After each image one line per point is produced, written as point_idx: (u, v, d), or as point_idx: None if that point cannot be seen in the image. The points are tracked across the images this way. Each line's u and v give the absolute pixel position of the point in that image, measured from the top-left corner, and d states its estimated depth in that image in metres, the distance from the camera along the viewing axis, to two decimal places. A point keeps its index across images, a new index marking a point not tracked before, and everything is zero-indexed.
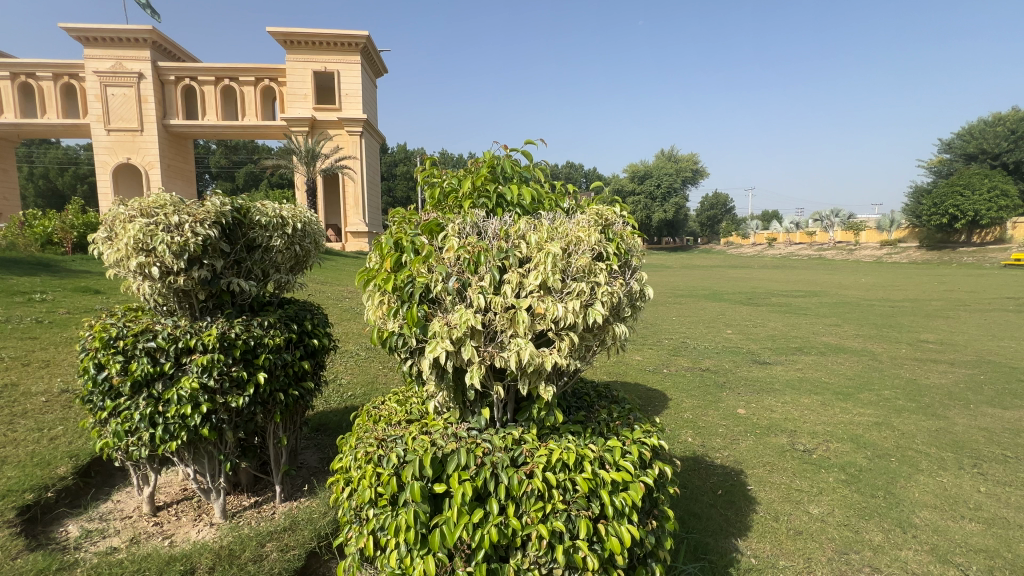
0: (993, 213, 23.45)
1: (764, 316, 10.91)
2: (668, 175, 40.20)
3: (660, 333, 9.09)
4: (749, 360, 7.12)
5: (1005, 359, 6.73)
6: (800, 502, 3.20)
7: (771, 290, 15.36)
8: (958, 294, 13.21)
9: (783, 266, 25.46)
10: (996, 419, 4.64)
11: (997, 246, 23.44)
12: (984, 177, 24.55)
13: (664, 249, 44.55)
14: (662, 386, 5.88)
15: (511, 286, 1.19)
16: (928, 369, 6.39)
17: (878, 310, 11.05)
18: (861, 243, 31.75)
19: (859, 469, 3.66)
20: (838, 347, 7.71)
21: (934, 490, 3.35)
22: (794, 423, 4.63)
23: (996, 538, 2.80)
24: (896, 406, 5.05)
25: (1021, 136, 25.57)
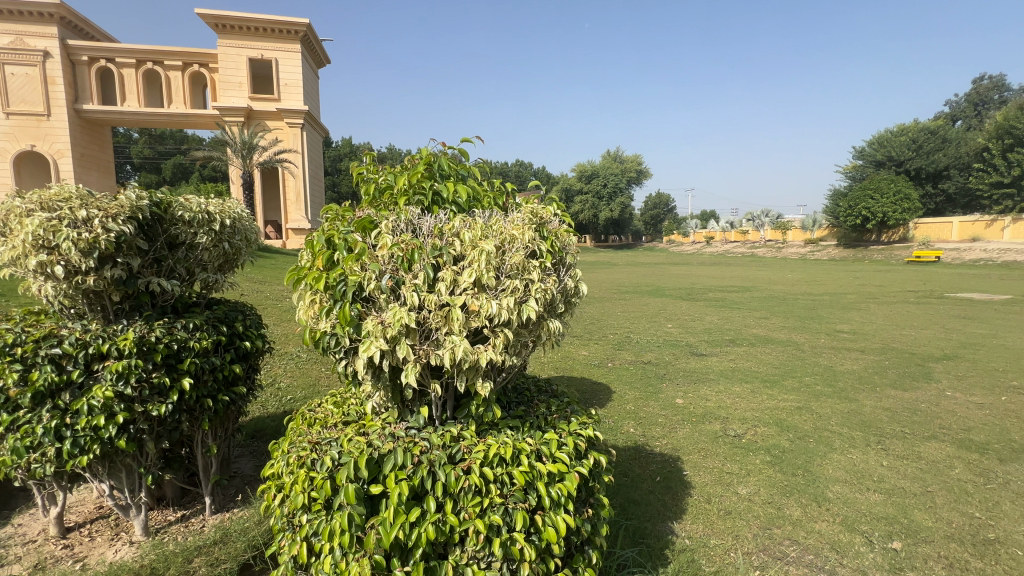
0: (897, 215, 26.01)
1: (702, 310, 11.55)
2: (614, 175, 41.49)
3: (606, 329, 9.39)
4: (687, 352, 7.52)
5: (907, 346, 7.51)
6: (730, 484, 3.43)
7: (708, 286, 16.26)
8: (869, 288, 14.57)
9: (719, 263, 27.02)
10: (897, 400, 5.17)
11: (901, 245, 26.02)
12: (891, 182, 27.16)
13: (611, 246, 45.94)
14: (606, 379, 6.09)
15: (446, 284, 1.19)
16: (842, 357, 7.02)
17: (801, 303, 11.99)
18: (788, 241, 34.20)
19: (782, 450, 3.97)
20: (767, 338, 8.30)
21: (845, 466, 3.69)
22: (726, 411, 4.95)
23: (895, 506, 3.11)
24: (814, 391, 5.52)
25: (921, 146, 28.46)
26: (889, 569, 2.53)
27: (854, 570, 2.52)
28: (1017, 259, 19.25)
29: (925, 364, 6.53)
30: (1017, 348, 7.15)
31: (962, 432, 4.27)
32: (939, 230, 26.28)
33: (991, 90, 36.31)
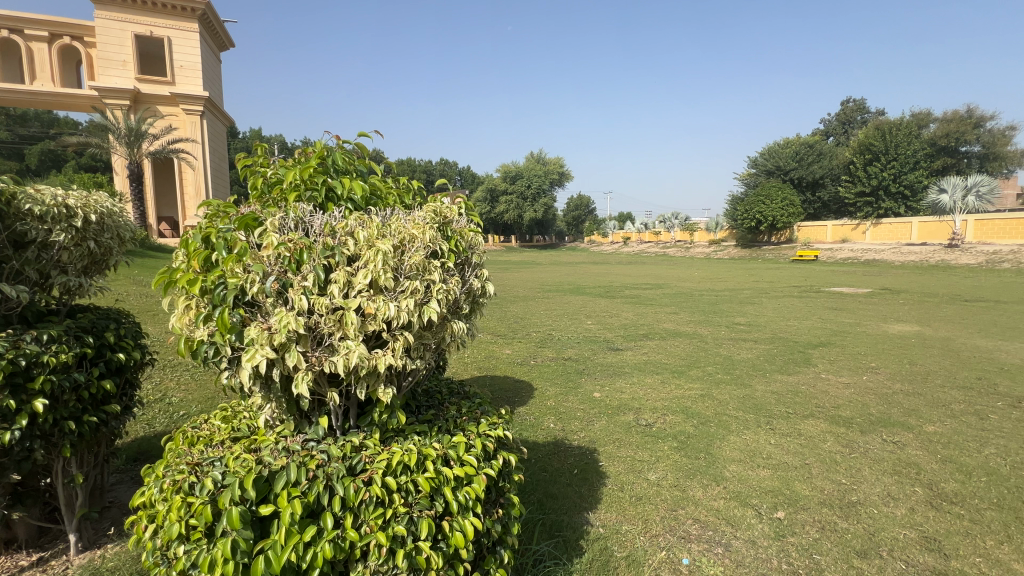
0: (784, 219, 29.25)
1: (619, 306, 12.18)
2: (537, 177, 42.46)
3: (530, 327, 9.57)
4: (605, 347, 7.88)
5: (792, 335, 8.45)
6: (641, 471, 3.63)
7: (626, 283, 17.19)
8: (762, 284, 16.21)
9: (635, 262, 28.68)
10: (783, 383, 5.80)
11: (787, 245, 29.30)
12: (779, 189, 30.47)
13: (536, 246, 47.02)
14: (529, 377, 6.19)
15: (339, 286, 1.12)
16: (739, 347, 7.73)
17: (705, 298, 13.07)
18: (695, 242, 37.14)
19: (687, 436, 4.27)
20: (675, 332, 8.94)
21: (740, 446, 4.06)
22: (639, 401, 5.24)
23: (780, 479, 3.48)
24: (716, 378, 6.03)
25: (802, 158, 32.24)
26: (775, 536, 2.80)
27: (746, 541, 2.77)
28: (876, 257, 22.42)
29: (806, 350, 7.37)
30: (876, 334, 8.32)
31: (833, 409, 4.87)
32: (817, 232, 29.92)
33: (856, 111, 41.77)
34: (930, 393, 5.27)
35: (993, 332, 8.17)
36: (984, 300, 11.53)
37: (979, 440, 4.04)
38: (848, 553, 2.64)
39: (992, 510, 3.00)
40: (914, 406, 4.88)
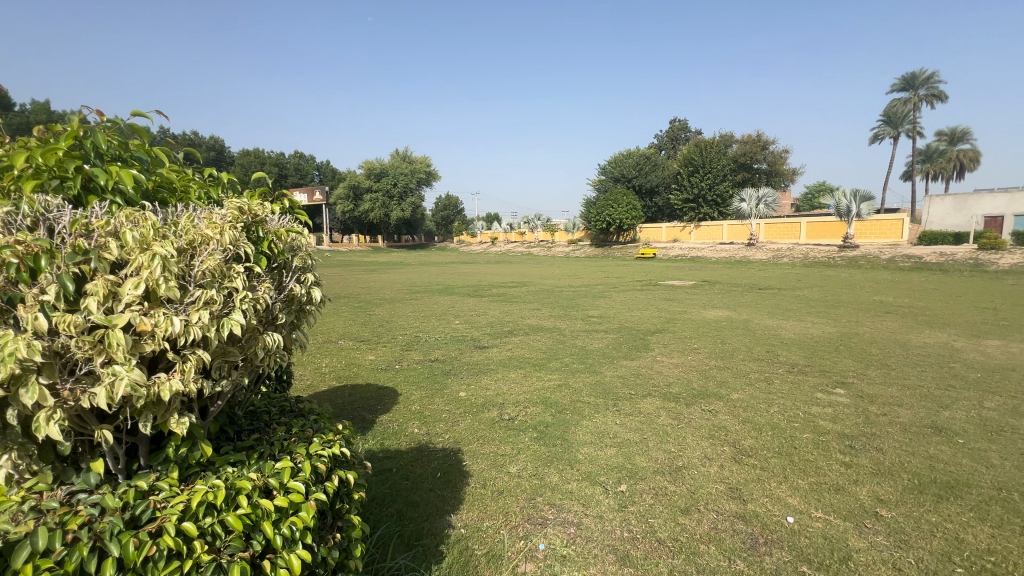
0: (629, 222, 33.05)
1: (486, 305, 12.46)
2: (403, 175, 41.34)
3: (395, 330, 9.25)
4: (471, 346, 7.97)
5: (635, 325, 9.52)
6: (503, 465, 3.73)
7: (493, 282, 17.65)
8: (611, 280, 18.04)
9: (503, 261, 29.71)
10: (627, 368, 6.49)
11: (631, 245, 33.11)
12: (624, 195, 34.27)
13: (404, 246, 45.94)
14: (392, 382, 5.94)
15: (96, 299, 0.92)
16: (592, 337, 8.47)
17: (564, 294, 14.07)
18: (555, 242, 39.86)
19: (546, 425, 4.52)
20: (537, 327, 9.44)
21: (592, 429, 4.42)
22: (503, 397, 5.40)
23: (624, 455, 3.87)
24: (572, 368, 6.51)
25: (641, 167, 36.73)
26: (618, 508, 3.10)
27: (595, 517, 3.00)
28: (698, 254, 26.53)
29: (645, 337, 8.36)
30: (698, 320, 9.81)
31: (665, 387, 5.59)
32: (654, 233, 34.33)
33: (681, 130, 48.74)
34: (735, 366, 6.38)
35: (776, 313, 10.24)
36: (772, 288, 14.36)
37: (767, 402, 5.00)
38: (675, 512, 3.03)
39: (775, 458, 3.71)
40: (723, 378, 5.87)
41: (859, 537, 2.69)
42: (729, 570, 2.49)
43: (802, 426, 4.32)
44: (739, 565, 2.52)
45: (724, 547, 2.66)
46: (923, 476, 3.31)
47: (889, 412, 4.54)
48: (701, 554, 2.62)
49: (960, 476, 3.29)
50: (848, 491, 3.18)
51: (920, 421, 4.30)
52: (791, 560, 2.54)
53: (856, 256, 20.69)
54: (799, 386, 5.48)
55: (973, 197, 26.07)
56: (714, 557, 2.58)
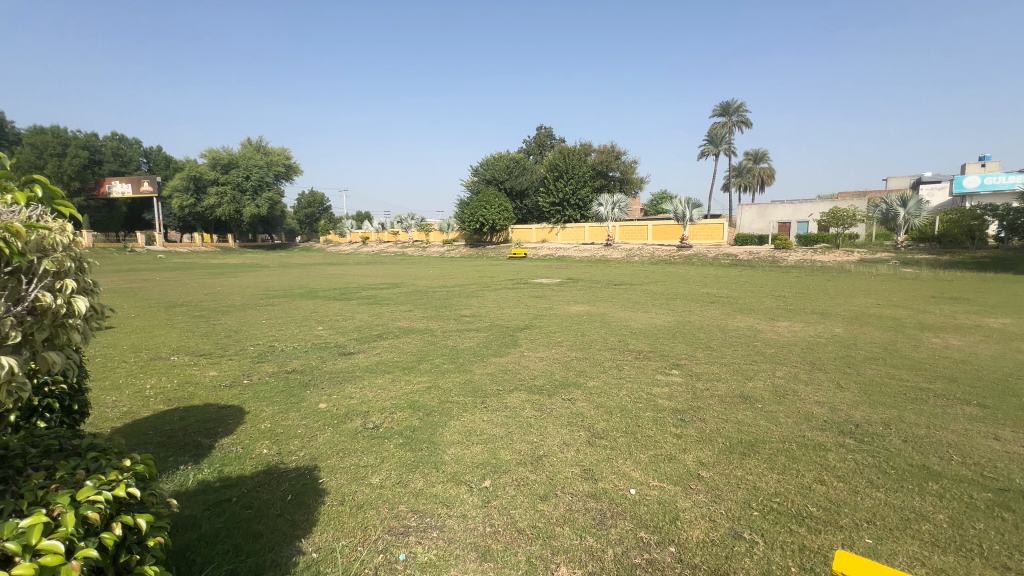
0: (501, 222, 34.12)
1: (354, 308, 11.78)
2: (258, 167, 37.15)
3: (245, 340, 8.21)
4: (335, 353, 7.43)
5: (506, 322, 9.80)
6: (364, 477, 3.52)
7: (363, 284, 16.74)
8: (485, 279, 18.39)
9: (375, 262, 28.39)
10: (496, 365, 6.64)
11: (504, 245, 34.20)
12: (496, 196, 35.27)
13: (261, 246, 41.37)
14: (237, 400, 5.24)
15: None
16: (464, 337, 8.50)
17: (437, 295, 13.96)
18: (430, 243, 39.45)
19: (413, 430, 4.40)
20: (408, 329, 9.18)
21: (460, 429, 4.42)
22: (367, 404, 5.12)
23: (489, 452, 3.92)
24: (442, 369, 6.44)
25: (512, 171, 38.24)
26: (482, 504, 3.13)
27: (459, 517, 3.00)
28: (565, 254, 28.43)
29: (514, 334, 8.65)
30: (563, 315, 10.48)
31: (530, 380, 5.84)
32: (525, 234, 35.93)
33: (547, 137, 51.68)
34: (592, 357, 6.94)
35: (628, 306, 11.43)
36: (625, 284, 15.98)
37: (617, 387, 5.52)
38: (535, 500, 3.16)
39: (622, 437, 4.10)
40: (582, 368, 6.34)
41: (685, 497, 3.09)
42: (580, 546, 2.66)
43: (645, 406, 4.85)
44: (588, 540, 2.71)
45: (576, 526, 2.85)
46: (732, 438, 3.95)
47: (710, 387, 5.33)
48: (556, 537, 2.76)
49: (758, 434, 3.99)
50: (678, 458, 3.64)
51: (732, 392, 5.14)
52: (632, 527, 2.82)
53: (690, 255, 24.08)
54: (643, 370, 6.16)
55: (771, 206, 32.20)
56: (567, 538, 2.75)
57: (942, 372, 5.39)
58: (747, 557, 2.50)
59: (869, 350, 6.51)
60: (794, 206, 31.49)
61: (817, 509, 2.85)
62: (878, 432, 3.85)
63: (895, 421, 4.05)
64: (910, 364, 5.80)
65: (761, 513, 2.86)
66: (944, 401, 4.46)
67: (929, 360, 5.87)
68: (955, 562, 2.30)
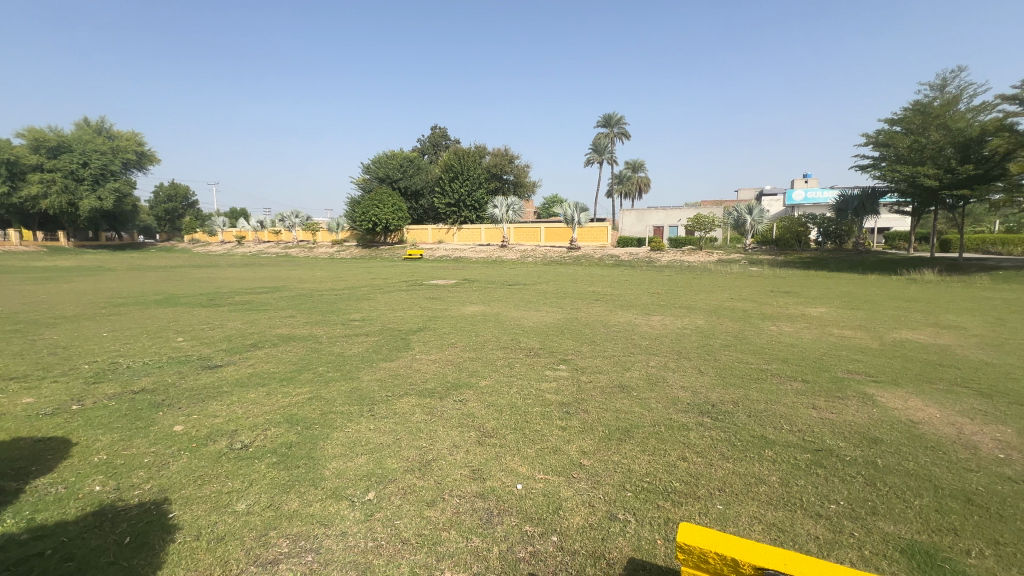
0: (395, 222, 33.10)
1: (225, 315, 10.52)
2: (99, 153, 31.53)
3: (78, 358, 6.87)
4: (197, 367, 6.53)
5: (398, 325, 9.49)
6: (227, 505, 3.12)
7: (237, 289, 15.05)
8: (378, 281, 17.65)
9: (252, 264, 25.76)
10: (385, 370, 6.37)
11: (399, 246, 33.22)
12: (390, 195, 34.12)
13: (105, 246, 35.17)
14: (61, 431, 4.34)
15: None
16: (352, 342, 8.03)
17: (324, 298, 13.06)
18: (318, 243, 36.86)
19: (289, 446, 4.02)
20: (289, 337, 8.43)
21: (342, 441, 4.13)
22: (236, 422, 4.57)
23: (375, 462, 3.72)
24: (325, 378, 6.00)
25: (406, 170, 37.28)
26: (364, 519, 2.95)
27: (338, 535, 2.79)
28: (461, 255, 28.43)
29: (406, 337, 8.41)
30: (457, 316, 10.45)
31: (421, 384, 5.70)
32: (421, 235, 35.28)
33: (442, 137, 51.23)
34: (485, 356, 6.99)
35: (521, 305, 11.76)
36: (519, 284, 16.46)
37: (508, 384, 5.63)
38: (421, 507, 3.07)
39: (511, 433, 4.17)
40: (474, 368, 6.36)
41: (568, 486, 3.23)
42: (465, 548, 2.64)
43: (534, 401, 5.00)
44: (475, 541, 2.70)
45: (462, 529, 2.82)
46: (611, 426, 4.22)
47: (593, 379, 5.68)
48: (442, 542, 2.71)
49: (633, 420, 4.32)
50: (562, 450, 3.80)
51: (612, 382, 5.53)
52: (518, 522, 2.87)
53: (579, 256, 25.59)
54: (533, 366, 6.36)
55: (647, 212, 35.52)
56: (452, 541, 2.70)
57: (776, 354, 6.36)
58: (621, 536, 2.67)
59: (724, 339, 7.45)
60: (666, 212, 35.08)
61: (679, 484, 3.16)
62: (729, 410, 4.40)
63: (742, 399, 4.67)
64: (753, 349, 6.75)
65: (634, 494, 3.08)
66: (777, 379, 5.27)
67: (767, 345, 6.91)
68: (783, 516, 2.70)
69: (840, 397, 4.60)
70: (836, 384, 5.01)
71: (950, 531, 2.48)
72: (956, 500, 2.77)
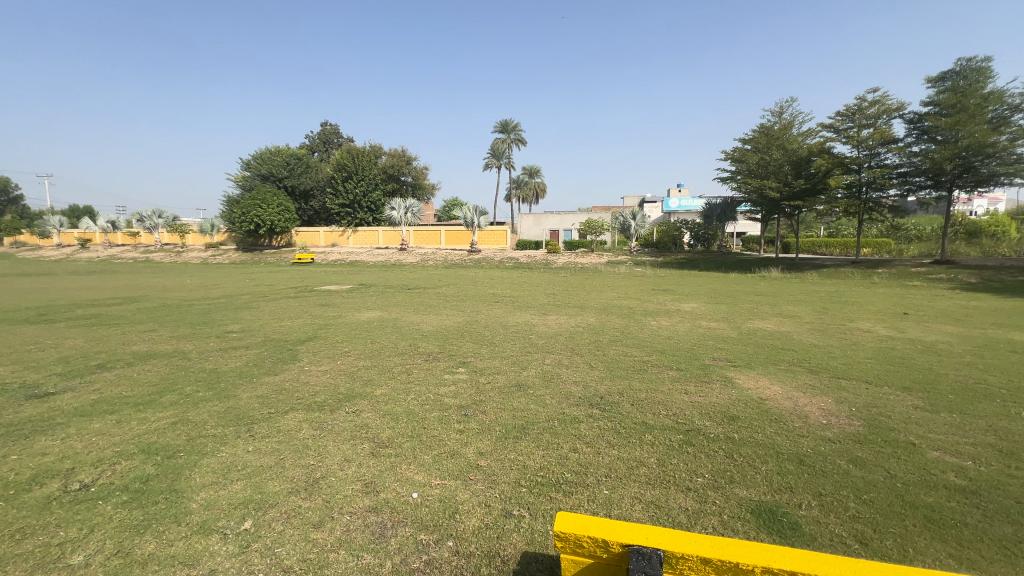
0: (281, 224, 30.59)
1: (61, 332, 8.82)
2: None
3: None
4: (20, 397, 5.37)
5: (284, 336, 8.71)
6: (58, 560, 2.61)
7: (79, 300, 12.70)
8: (261, 288, 16.09)
9: (101, 271, 21.99)
10: (268, 385, 5.80)
11: (287, 249, 30.70)
12: (274, 195, 31.43)
13: None
14: None
15: None
16: (228, 357, 7.20)
17: (195, 309, 11.57)
18: (188, 247, 32.70)
19: (145, 481, 3.48)
20: (148, 354, 7.31)
21: (213, 467, 3.68)
22: (73, 459, 3.84)
23: (253, 487, 3.37)
24: (194, 399, 5.29)
25: (293, 167, 34.60)
26: (238, 552, 2.66)
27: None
28: (357, 258, 27.07)
29: (293, 348, 7.76)
30: (352, 322, 9.91)
31: (310, 397, 5.29)
32: (311, 237, 33.00)
33: (333, 135, 48.38)
34: (381, 364, 6.71)
35: (420, 310, 11.50)
36: (419, 288, 16.10)
37: (405, 392, 5.45)
38: (307, 530, 2.85)
39: (407, 441, 4.05)
40: (369, 377, 6.06)
41: (465, 489, 3.22)
42: (356, 568, 2.51)
43: (431, 407, 4.91)
44: (365, 558, 2.58)
45: (353, 547, 2.67)
46: (508, 425, 4.31)
47: (491, 380, 5.75)
48: (329, 565, 2.54)
49: (529, 417, 4.44)
50: (459, 453, 3.78)
51: (510, 382, 5.64)
52: (412, 532, 2.79)
53: (479, 259, 25.78)
54: (431, 371, 6.25)
55: (543, 216, 36.96)
56: (341, 562, 2.55)
57: (656, 347, 6.98)
58: (516, 532, 2.73)
59: (612, 335, 8.00)
60: (561, 216, 36.85)
61: (570, 474, 3.32)
62: (615, 400, 4.73)
63: (627, 390, 5.04)
64: (637, 343, 7.34)
65: (528, 489, 3.17)
66: (656, 369, 5.79)
67: (649, 339, 7.56)
68: (659, 494, 2.96)
69: (707, 382, 5.19)
70: (704, 370, 5.65)
71: (788, 489, 2.92)
72: (792, 462, 3.27)
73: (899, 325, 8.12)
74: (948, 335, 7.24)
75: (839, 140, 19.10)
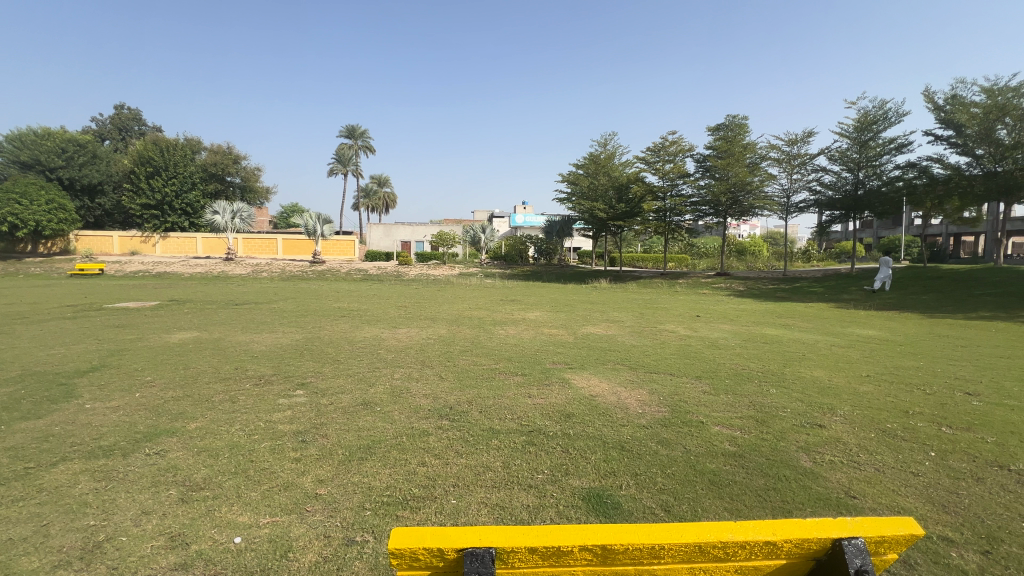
0: (54, 225, 24.35)
1: None
2: None
3: None
4: None
5: (55, 366, 6.87)
6: None
7: None
8: (18, 307, 12.43)
9: None
10: (26, 433, 4.47)
11: (62, 257, 24.48)
12: (41, 188, 24.85)
13: None
14: None
15: None
16: None
17: None
18: None
19: None
20: None
21: None
22: None
23: None
24: None
25: (72, 156, 27.86)
26: None
27: None
28: (166, 270, 22.82)
29: (68, 381, 6.12)
30: (158, 346, 8.29)
31: (94, 442, 4.24)
32: (100, 243, 26.90)
33: (132, 121, 40.37)
34: (197, 393, 5.70)
35: (250, 328, 10.13)
36: (249, 303, 14.27)
37: (228, 422, 4.73)
38: None
39: (229, 479, 3.52)
40: (180, 410, 5.09)
41: (300, 523, 2.92)
42: None
43: (262, 437, 4.35)
44: None
45: None
46: (352, 446, 4.05)
47: (335, 401, 5.33)
48: None
49: (376, 436, 4.24)
50: (294, 484, 3.43)
51: (355, 401, 5.30)
52: None
53: (323, 271, 23.93)
54: (263, 397, 5.55)
55: (394, 227, 36.04)
56: None
57: (503, 355, 7.32)
58: (358, 560, 2.57)
59: (462, 345, 8.11)
60: (413, 227, 36.37)
61: (418, 490, 3.25)
62: (464, 410, 4.81)
63: (476, 398, 5.16)
64: (486, 352, 7.58)
65: (374, 511, 3.02)
66: (504, 376, 6.06)
67: (497, 348, 7.86)
68: (503, 495, 3.09)
69: (547, 385, 5.60)
70: (545, 374, 6.09)
71: (612, 474, 3.31)
72: (615, 449, 3.73)
73: (694, 325, 9.91)
74: (725, 332, 9.04)
75: (649, 171, 22.69)
